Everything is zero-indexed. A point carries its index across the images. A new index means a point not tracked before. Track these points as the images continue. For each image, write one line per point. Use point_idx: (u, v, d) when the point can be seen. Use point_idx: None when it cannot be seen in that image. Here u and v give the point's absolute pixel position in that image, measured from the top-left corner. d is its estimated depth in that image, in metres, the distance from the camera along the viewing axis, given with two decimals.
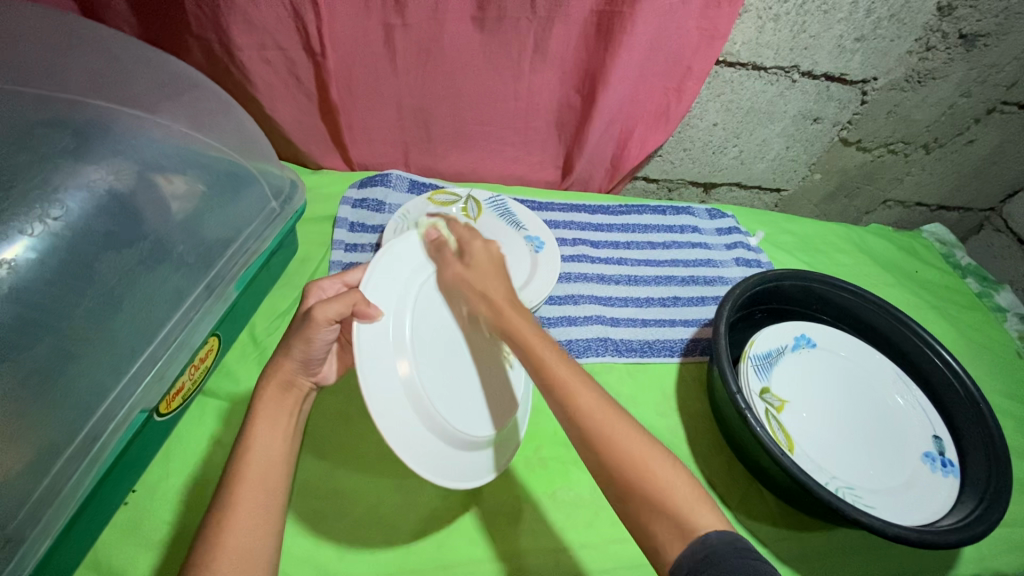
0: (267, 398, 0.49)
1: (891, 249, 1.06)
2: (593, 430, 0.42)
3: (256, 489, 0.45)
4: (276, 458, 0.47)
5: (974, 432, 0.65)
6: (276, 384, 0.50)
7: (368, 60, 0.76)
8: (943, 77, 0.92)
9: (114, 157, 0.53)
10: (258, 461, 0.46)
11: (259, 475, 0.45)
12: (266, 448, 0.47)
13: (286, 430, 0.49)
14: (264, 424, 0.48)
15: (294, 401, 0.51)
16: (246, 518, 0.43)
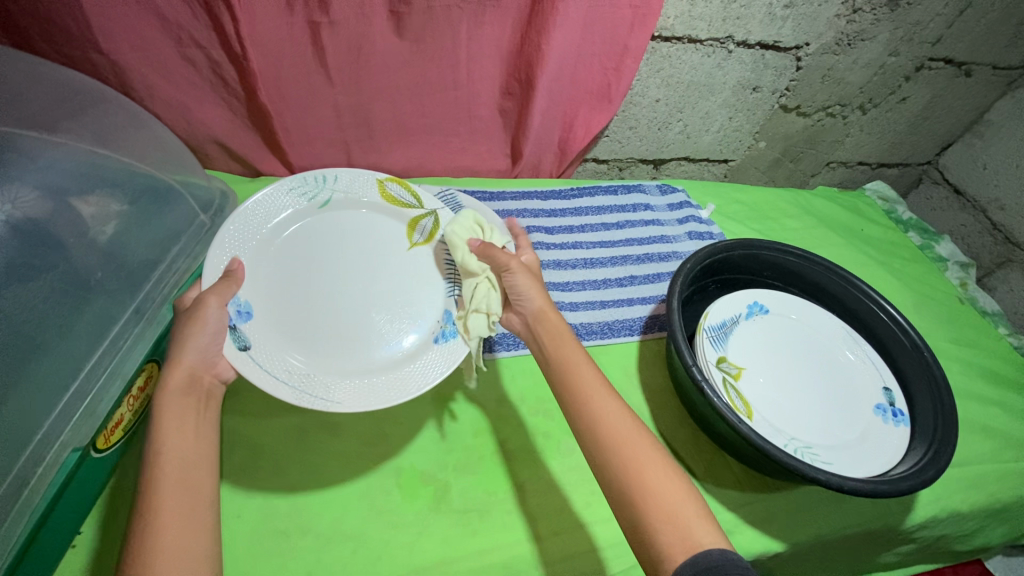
0: (171, 386, 0.47)
1: (837, 210, 1.09)
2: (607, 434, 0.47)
3: (178, 484, 0.42)
4: (188, 446, 0.44)
5: (920, 380, 0.67)
6: (179, 378, 0.47)
7: (295, 60, 0.73)
8: (871, 38, 0.94)
9: (12, 184, 0.51)
10: (171, 449, 0.43)
11: (175, 466, 0.42)
12: (175, 437, 0.44)
13: (198, 428, 0.46)
14: (171, 432, 0.44)
15: (199, 390, 0.48)
16: (175, 513, 0.40)
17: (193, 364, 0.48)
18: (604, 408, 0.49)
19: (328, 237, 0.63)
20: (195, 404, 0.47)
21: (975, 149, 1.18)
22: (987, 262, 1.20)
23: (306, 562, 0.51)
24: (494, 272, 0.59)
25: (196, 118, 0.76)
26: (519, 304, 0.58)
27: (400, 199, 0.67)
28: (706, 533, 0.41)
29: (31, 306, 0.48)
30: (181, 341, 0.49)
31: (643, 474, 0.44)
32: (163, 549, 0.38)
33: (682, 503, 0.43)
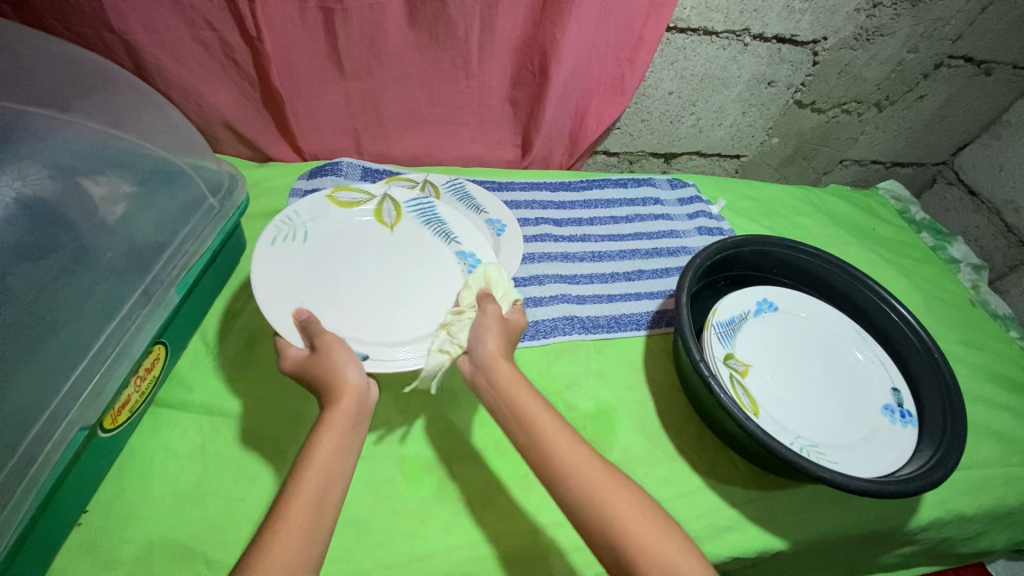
0: (343, 408, 0.47)
1: (849, 208, 1.08)
2: (573, 475, 0.45)
3: (311, 509, 0.41)
4: (335, 470, 0.43)
5: (929, 381, 0.66)
6: (347, 399, 0.47)
7: (307, 45, 0.73)
8: (890, 33, 0.92)
9: (23, 162, 0.51)
10: (318, 472, 0.42)
11: (317, 490, 0.42)
12: (327, 462, 0.43)
13: (348, 454, 0.45)
14: (323, 451, 0.44)
15: (362, 415, 0.48)
16: (299, 539, 0.39)
17: (358, 387, 0.48)
18: (570, 453, 0.46)
19: (320, 253, 0.61)
20: (354, 434, 0.46)
21: (992, 150, 1.16)
22: (1000, 265, 1.18)
23: None
24: (475, 312, 0.57)
25: (207, 100, 0.75)
26: (472, 345, 0.55)
27: (358, 201, 0.67)
28: (690, 567, 0.41)
29: (39, 284, 0.48)
30: (338, 362, 0.49)
31: (625, 526, 0.42)
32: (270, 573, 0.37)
33: (666, 543, 0.42)
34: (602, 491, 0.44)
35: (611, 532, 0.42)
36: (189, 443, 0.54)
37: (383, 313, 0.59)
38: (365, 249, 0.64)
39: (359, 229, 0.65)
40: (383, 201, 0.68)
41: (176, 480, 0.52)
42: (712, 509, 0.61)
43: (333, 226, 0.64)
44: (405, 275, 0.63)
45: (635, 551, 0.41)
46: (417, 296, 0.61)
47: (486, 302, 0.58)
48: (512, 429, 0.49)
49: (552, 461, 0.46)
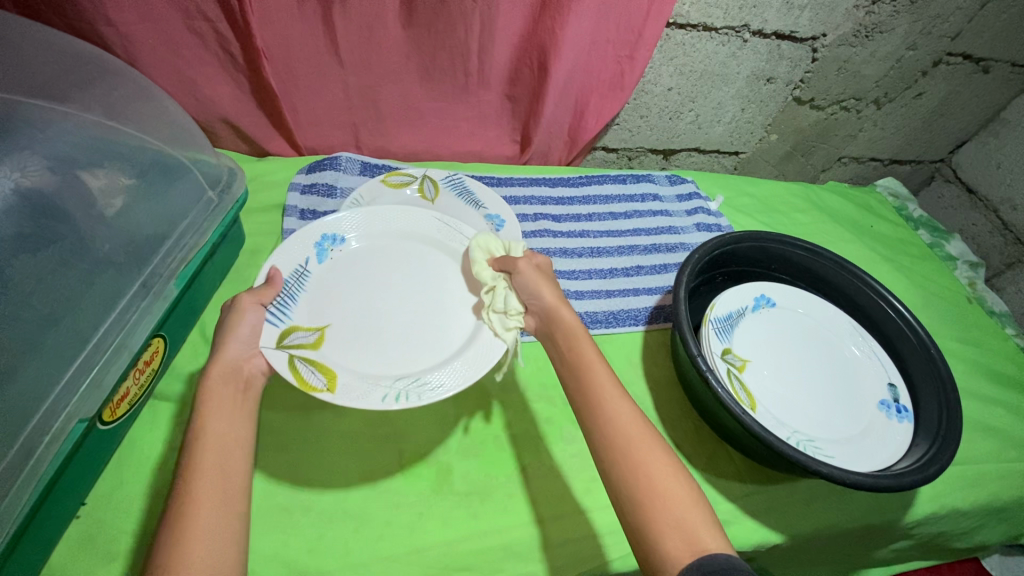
0: (216, 379, 0.47)
1: (847, 205, 1.08)
2: (612, 429, 0.46)
3: (214, 474, 0.41)
4: (229, 438, 0.44)
5: (926, 376, 0.67)
6: (220, 369, 0.47)
7: (306, 39, 0.73)
8: (890, 30, 0.93)
9: (21, 154, 0.52)
10: (215, 436, 0.43)
11: (218, 456, 0.42)
12: (217, 428, 0.44)
13: (242, 414, 0.46)
14: (211, 414, 0.45)
15: (247, 387, 0.48)
16: (204, 499, 0.40)
17: (235, 360, 0.49)
18: (614, 409, 0.47)
19: (357, 334, 0.56)
20: (240, 399, 0.47)
21: (990, 147, 1.16)
22: (997, 262, 1.18)
23: (307, 539, 0.52)
24: (509, 274, 0.58)
25: (205, 94, 0.75)
26: (528, 303, 0.56)
27: (310, 374, 0.50)
28: (712, 539, 0.40)
29: (38, 275, 0.48)
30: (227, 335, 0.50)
31: (653, 483, 0.43)
32: (195, 530, 0.38)
33: (692, 510, 0.42)
34: (634, 450, 0.44)
35: (642, 488, 0.43)
36: (188, 436, 0.54)
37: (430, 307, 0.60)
38: (352, 322, 0.57)
39: (331, 342, 0.55)
40: (293, 360, 0.51)
41: (174, 473, 0.52)
42: (709, 503, 0.62)
43: (342, 351, 0.54)
44: (328, 284, 0.59)
45: (656, 508, 0.41)
46: (342, 265, 0.61)
47: (511, 261, 0.59)
48: (564, 372, 0.51)
49: (597, 412, 0.47)
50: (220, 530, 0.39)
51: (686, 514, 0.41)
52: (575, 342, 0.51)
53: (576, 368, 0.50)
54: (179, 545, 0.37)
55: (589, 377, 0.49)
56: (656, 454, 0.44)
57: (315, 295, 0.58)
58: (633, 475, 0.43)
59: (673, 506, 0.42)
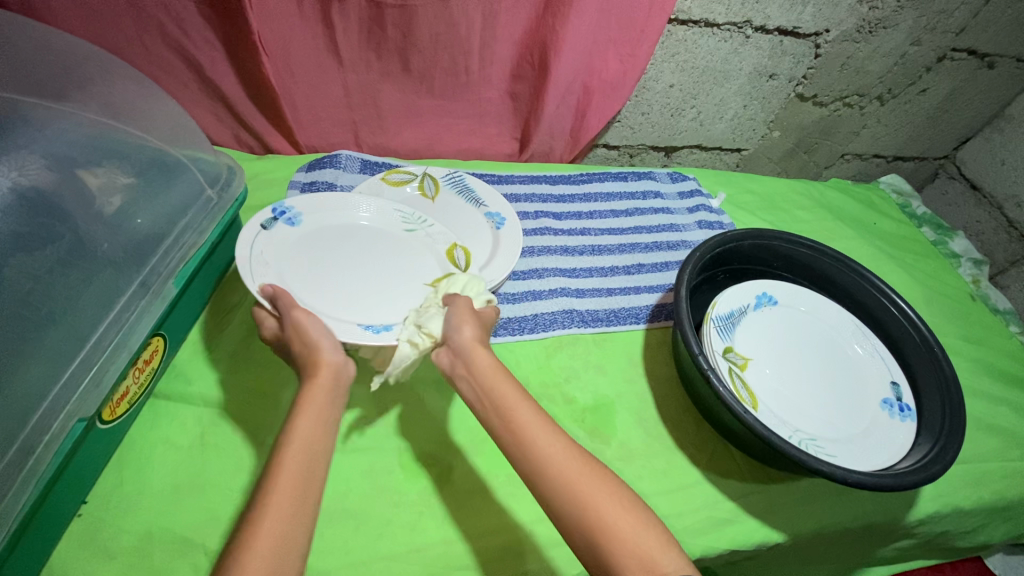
0: (322, 380, 0.48)
1: (850, 203, 1.08)
2: (550, 469, 0.45)
3: (295, 476, 0.42)
4: (318, 440, 0.45)
5: (928, 374, 0.66)
6: (323, 370, 0.49)
7: (305, 36, 0.72)
8: (893, 26, 0.92)
9: (20, 153, 0.52)
10: (302, 439, 0.44)
11: (298, 456, 0.43)
12: (303, 427, 0.45)
13: (328, 418, 0.46)
14: (305, 414, 0.46)
15: (340, 387, 0.50)
16: (285, 501, 0.40)
17: (335, 362, 0.50)
18: (547, 448, 0.46)
19: (372, 255, 0.66)
20: (337, 404, 0.48)
21: (994, 144, 1.16)
22: (1001, 260, 1.18)
23: None
24: (447, 306, 0.58)
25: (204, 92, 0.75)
26: (449, 335, 0.55)
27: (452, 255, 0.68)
28: (669, 560, 0.41)
29: (36, 275, 0.48)
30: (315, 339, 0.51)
31: (599, 513, 0.43)
32: (265, 530, 0.38)
33: (644, 535, 0.42)
34: (576, 485, 0.44)
35: (587, 522, 0.43)
36: (187, 435, 0.54)
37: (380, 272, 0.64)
38: (388, 271, 0.65)
39: (416, 280, 0.65)
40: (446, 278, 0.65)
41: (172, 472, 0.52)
42: (711, 502, 0.61)
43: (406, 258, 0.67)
44: (332, 291, 0.60)
45: (611, 539, 0.42)
46: (304, 292, 0.59)
47: (452, 298, 0.59)
48: (484, 413, 0.50)
49: (528, 450, 0.46)
50: (291, 534, 0.39)
51: (635, 541, 0.42)
52: (495, 386, 0.50)
53: (493, 401, 0.50)
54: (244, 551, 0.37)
55: (511, 415, 0.49)
56: (601, 483, 0.45)
57: (356, 318, 0.59)
58: (580, 512, 0.43)
59: (623, 536, 0.42)
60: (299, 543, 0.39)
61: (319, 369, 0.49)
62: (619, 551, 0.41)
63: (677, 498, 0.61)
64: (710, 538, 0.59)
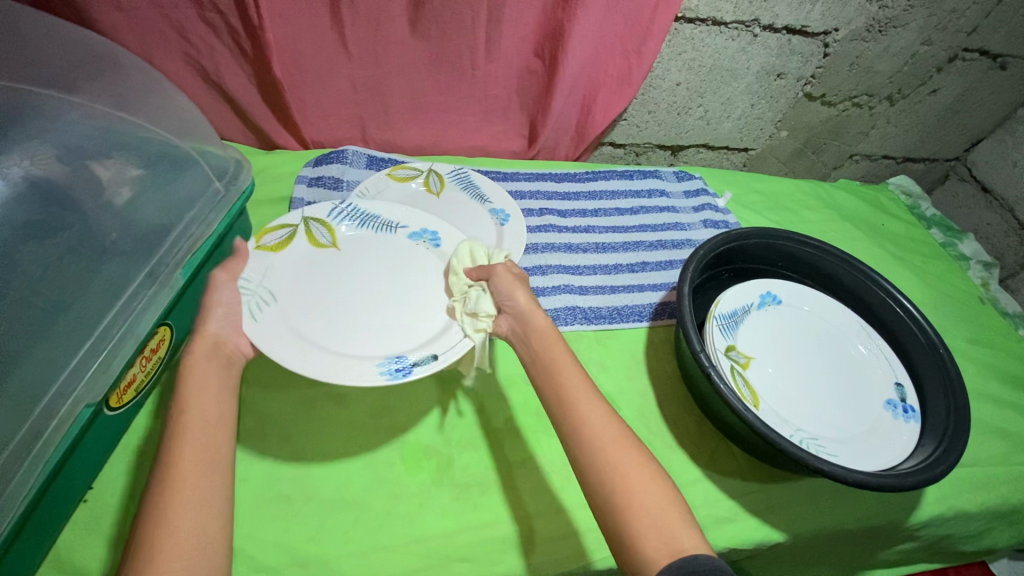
0: (197, 354, 0.49)
1: (859, 204, 1.07)
2: (587, 434, 0.47)
3: (197, 443, 0.44)
4: (207, 411, 0.46)
5: (934, 376, 0.66)
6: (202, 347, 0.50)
7: (313, 33, 0.73)
8: (903, 25, 0.91)
9: (31, 142, 0.53)
10: (193, 415, 0.45)
11: (200, 422, 0.45)
12: (200, 400, 0.46)
13: (218, 392, 0.48)
14: (191, 390, 0.47)
15: (228, 359, 0.51)
16: (190, 473, 0.42)
17: (216, 332, 0.51)
18: (588, 414, 0.48)
19: (285, 294, 0.58)
20: (224, 373, 0.50)
21: (1006, 145, 1.15)
22: (1011, 263, 1.16)
23: (309, 528, 0.52)
24: (486, 281, 0.59)
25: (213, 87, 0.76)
26: (501, 306, 0.58)
27: (287, 235, 0.62)
28: (687, 536, 0.42)
29: (45, 263, 0.49)
30: (204, 314, 0.52)
31: (623, 482, 0.44)
32: (176, 500, 0.40)
33: (665, 510, 0.43)
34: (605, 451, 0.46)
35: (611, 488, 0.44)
36: None
37: (383, 288, 0.61)
38: (383, 268, 0.63)
39: (308, 255, 0.62)
40: (311, 221, 0.64)
41: None
42: (710, 499, 0.62)
43: (289, 262, 0.61)
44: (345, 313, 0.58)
45: (633, 510, 0.43)
46: (374, 329, 0.57)
47: (490, 269, 0.60)
48: (535, 370, 0.53)
49: (569, 412, 0.49)
50: (206, 495, 0.42)
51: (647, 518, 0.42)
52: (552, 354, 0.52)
53: (546, 365, 0.52)
54: (168, 521, 0.39)
55: (558, 378, 0.51)
56: (631, 453, 0.46)
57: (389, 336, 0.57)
58: (606, 479, 0.45)
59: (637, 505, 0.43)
60: (217, 503, 0.42)
61: (200, 340, 0.50)
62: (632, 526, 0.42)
63: None
64: (709, 535, 0.59)
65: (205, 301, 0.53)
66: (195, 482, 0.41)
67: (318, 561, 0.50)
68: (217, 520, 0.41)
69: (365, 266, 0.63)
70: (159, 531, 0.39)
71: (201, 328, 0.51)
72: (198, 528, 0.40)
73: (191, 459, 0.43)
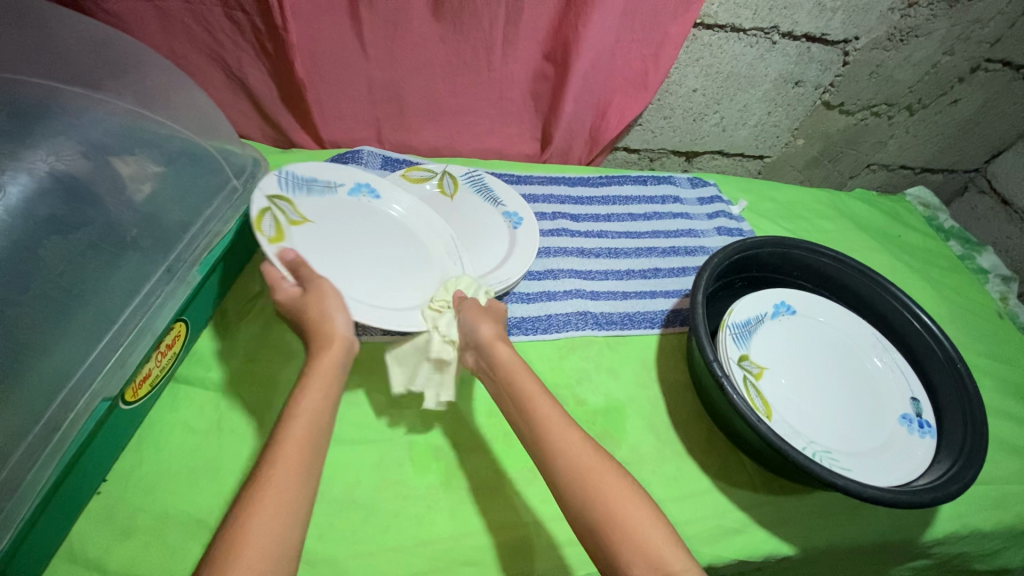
0: (331, 360, 0.49)
1: (876, 214, 1.06)
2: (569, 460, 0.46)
3: (299, 448, 0.43)
4: (320, 417, 0.46)
5: (950, 390, 0.65)
6: (332, 347, 0.49)
7: (332, 34, 0.74)
8: (925, 34, 0.90)
9: (58, 138, 0.53)
10: (303, 418, 0.45)
11: (303, 429, 0.44)
12: (308, 403, 0.46)
13: (331, 401, 0.47)
14: (312, 393, 0.46)
15: (346, 366, 0.50)
16: (285, 476, 0.41)
17: (346, 338, 0.50)
18: (565, 441, 0.47)
19: (326, 270, 0.58)
20: (341, 380, 0.49)
21: None
22: None
23: (317, 527, 0.52)
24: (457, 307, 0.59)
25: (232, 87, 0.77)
26: (466, 335, 0.56)
27: (277, 222, 0.57)
28: (677, 559, 0.42)
29: (70, 258, 0.50)
30: (328, 317, 0.50)
31: (611, 509, 0.43)
32: (263, 502, 0.40)
33: (648, 531, 0.42)
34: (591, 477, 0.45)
35: (599, 514, 0.43)
36: (205, 419, 0.55)
37: (364, 245, 0.64)
38: (350, 223, 0.64)
39: (300, 235, 0.59)
40: (277, 199, 0.58)
41: (188, 456, 0.53)
42: (720, 510, 0.61)
43: (300, 242, 0.58)
44: (363, 269, 0.61)
45: (622, 532, 0.42)
46: (384, 286, 0.61)
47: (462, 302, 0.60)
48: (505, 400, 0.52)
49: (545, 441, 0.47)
50: (293, 504, 0.40)
51: (650, 540, 0.42)
52: (519, 384, 0.51)
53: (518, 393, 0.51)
54: (246, 525, 0.38)
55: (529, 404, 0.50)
56: (610, 477, 0.45)
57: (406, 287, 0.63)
58: (591, 507, 0.44)
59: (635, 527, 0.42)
60: (297, 513, 0.40)
61: (325, 342, 0.49)
62: (631, 546, 0.42)
63: (686, 505, 0.61)
64: (718, 547, 0.58)
65: (318, 298, 0.51)
66: (286, 490, 0.40)
67: (326, 560, 0.50)
68: (294, 532, 0.40)
69: (331, 226, 0.62)
70: (243, 541, 0.38)
71: (329, 324, 0.50)
72: (274, 536, 0.38)
73: (289, 467, 0.42)
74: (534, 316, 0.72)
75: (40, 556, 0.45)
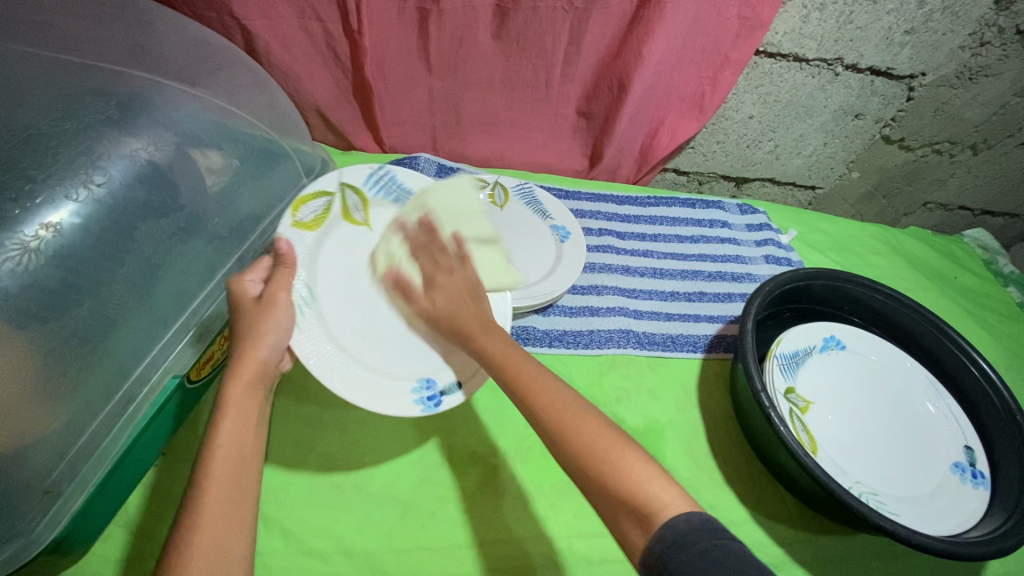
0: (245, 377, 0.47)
1: (930, 253, 1.03)
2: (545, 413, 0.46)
3: (229, 471, 0.44)
4: (243, 443, 0.45)
5: (1008, 444, 0.62)
6: (249, 370, 0.48)
7: (401, 43, 0.77)
8: (997, 74, 0.88)
9: (156, 129, 0.55)
10: (223, 445, 0.44)
11: (229, 458, 0.44)
12: (231, 431, 0.45)
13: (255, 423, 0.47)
14: (232, 420, 0.46)
15: (263, 386, 0.49)
16: (219, 496, 0.42)
17: (266, 359, 0.49)
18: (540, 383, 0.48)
19: (328, 290, 0.57)
20: (257, 403, 0.48)
21: None
22: None
23: (356, 519, 0.54)
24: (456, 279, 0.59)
25: (303, 91, 0.80)
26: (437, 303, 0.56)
27: (326, 207, 0.60)
28: (667, 495, 0.40)
29: (160, 241, 0.52)
30: (257, 337, 0.49)
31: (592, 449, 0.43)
32: (200, 532, 0.40)
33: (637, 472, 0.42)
34: (567, 424, 0.45)
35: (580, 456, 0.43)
36: None
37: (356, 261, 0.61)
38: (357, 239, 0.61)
39: (344, 232, 0.61)
40: (349, 191, 0.62)
41: None
42: (756, 544, 0.60)
43: (331, 237, 0.60)
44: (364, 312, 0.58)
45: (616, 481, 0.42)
46: (376, 346, 0.56)
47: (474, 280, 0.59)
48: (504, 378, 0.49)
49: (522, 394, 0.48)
50: (228, 539, 0.41)
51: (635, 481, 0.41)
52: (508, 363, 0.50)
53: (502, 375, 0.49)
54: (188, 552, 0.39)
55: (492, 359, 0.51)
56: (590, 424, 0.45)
57: (391, 355, 0.57)
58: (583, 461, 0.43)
59: (615, 468, 0.42)
60: (234, 552, 0.41)
61: (243, 363, 0.48)
62: (613, 482, 0.42)
63: None
64: None
65: (259, 313, 0.50)
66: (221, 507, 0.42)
67: (363, 553, 0.52)
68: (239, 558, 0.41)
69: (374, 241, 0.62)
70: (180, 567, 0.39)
71: (256, 341, 0.49)
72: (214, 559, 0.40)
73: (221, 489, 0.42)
74: (574, 330, 0.73)
75: (104, 521, 0.48)
